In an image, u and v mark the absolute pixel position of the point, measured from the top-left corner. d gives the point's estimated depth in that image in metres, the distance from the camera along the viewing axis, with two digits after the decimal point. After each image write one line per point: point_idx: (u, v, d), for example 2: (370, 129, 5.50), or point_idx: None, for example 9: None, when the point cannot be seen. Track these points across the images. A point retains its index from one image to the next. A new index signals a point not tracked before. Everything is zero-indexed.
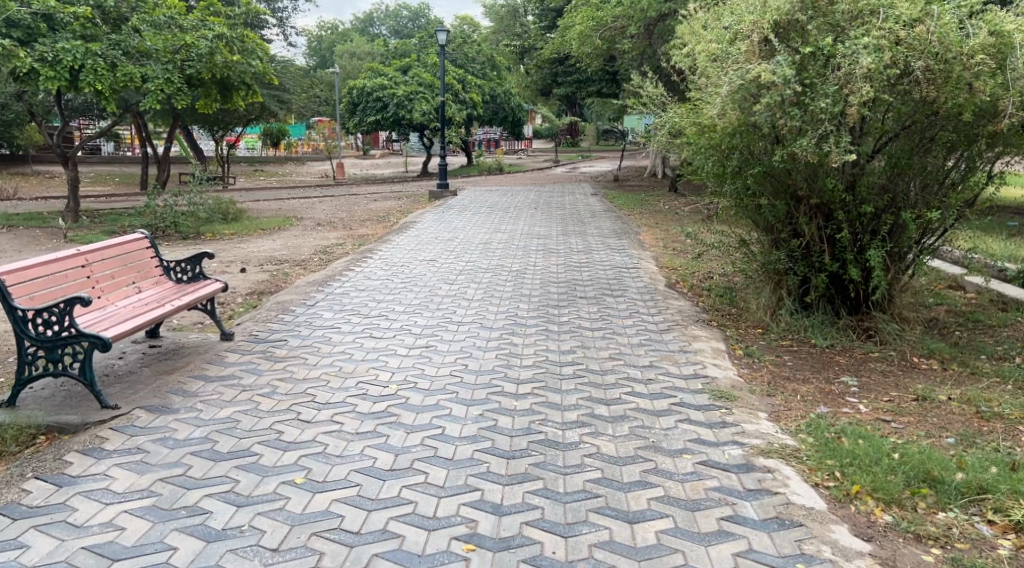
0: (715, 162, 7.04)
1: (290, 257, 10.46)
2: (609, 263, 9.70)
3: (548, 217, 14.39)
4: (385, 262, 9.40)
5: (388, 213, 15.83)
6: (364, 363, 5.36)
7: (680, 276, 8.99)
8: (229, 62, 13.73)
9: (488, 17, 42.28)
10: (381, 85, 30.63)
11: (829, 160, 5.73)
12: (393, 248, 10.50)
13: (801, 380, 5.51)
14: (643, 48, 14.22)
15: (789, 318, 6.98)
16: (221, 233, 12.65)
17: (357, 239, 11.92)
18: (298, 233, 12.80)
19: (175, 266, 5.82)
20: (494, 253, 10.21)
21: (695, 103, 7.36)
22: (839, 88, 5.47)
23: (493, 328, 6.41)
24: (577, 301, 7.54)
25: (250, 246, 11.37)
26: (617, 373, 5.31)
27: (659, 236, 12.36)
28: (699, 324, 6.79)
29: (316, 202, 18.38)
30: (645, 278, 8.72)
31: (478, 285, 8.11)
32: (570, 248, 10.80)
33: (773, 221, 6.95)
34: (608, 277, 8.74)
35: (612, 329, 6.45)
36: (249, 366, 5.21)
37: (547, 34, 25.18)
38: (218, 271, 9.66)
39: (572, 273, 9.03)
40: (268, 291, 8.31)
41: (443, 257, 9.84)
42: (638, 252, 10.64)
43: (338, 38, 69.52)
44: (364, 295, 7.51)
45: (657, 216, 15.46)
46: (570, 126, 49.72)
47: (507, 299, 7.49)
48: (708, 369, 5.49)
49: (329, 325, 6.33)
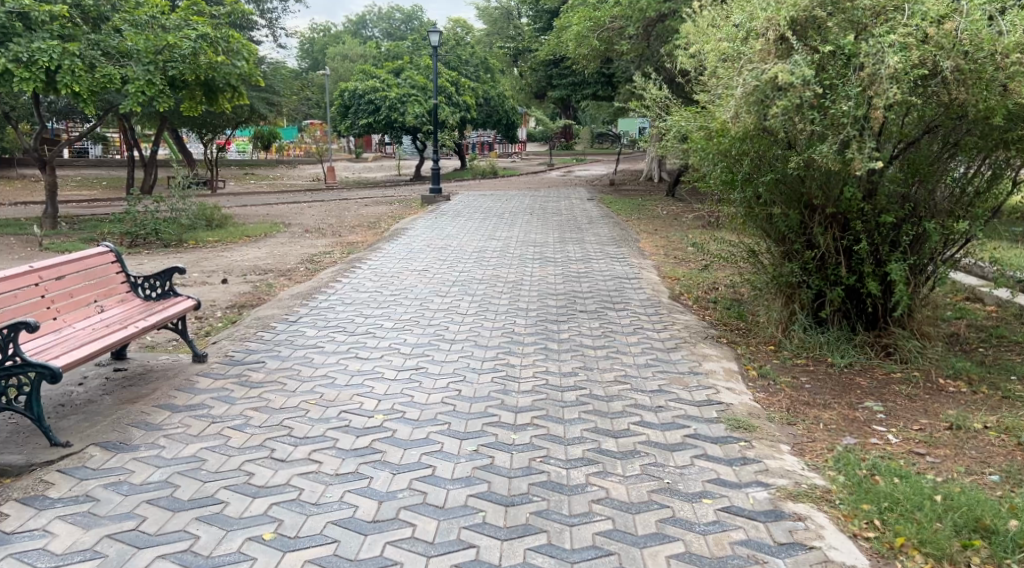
0: (723, 168, 6.62)
1: (275, 267, 10.01)
2: (609, 273, 9.28)
3: (545, 223, 13.96)
4: (374, 273, 8.96)
5: (379, 218, 15.38)
6: (347, 389, 4.91)
7: (684, 288, 8.57)
8: (214, 63, 13.27)
9: (481, 19, 41.84)
10: (373, 87, 30.17)
11: (850, 168, 5.32)
12: (383, 257, 10.06)
13: (822, 405, 5.10)
14: (641, 50, 13.83)
15: (802, 334, 6.57)
16: (205, 241, 12.19)
17: (346, 248, 11.48)
18: (285, 240, 12.34)
19: (144, 282, 5.36)
20: (489, 263, 9.77)
21: (702, 106, 6.95)
22: (862, 90, 5.07)
23: (489, 346, 5.97)
24: (577, 315, 7.10)
25: (234, 255, 10.91)
26: (624, 399, 4.88)
27: (659, 244, 11.93)
28: (708, 341, 6.38)
29: (305, 207, 17.91)
30: (647, 290, 8.31)
31: (472, 298, 7.67)
32: (567, 257, 10.39)
33: (786, 232, 6.54)
34: (609, 289, 8.33)
35: (616, 348, 6.01)
36: (221, 392, 4.76)
37: (542, 35, 24.76)
38: (199, 282, 9.22)
39: (571, 284, 8.60)
40: (249, 304, 7.86)
41: (435, 266, 9.41)
42: (638, 261, 10.23)
43: (331, 40, 68.99)
44: (351, 309, 7.07)
45: (656, 222, 15.04)
46: (564, 129, 49.41)
47: (503, 314, 7.05)
48: (722, 394, 5.07)
49: (312, 345, 5.88)
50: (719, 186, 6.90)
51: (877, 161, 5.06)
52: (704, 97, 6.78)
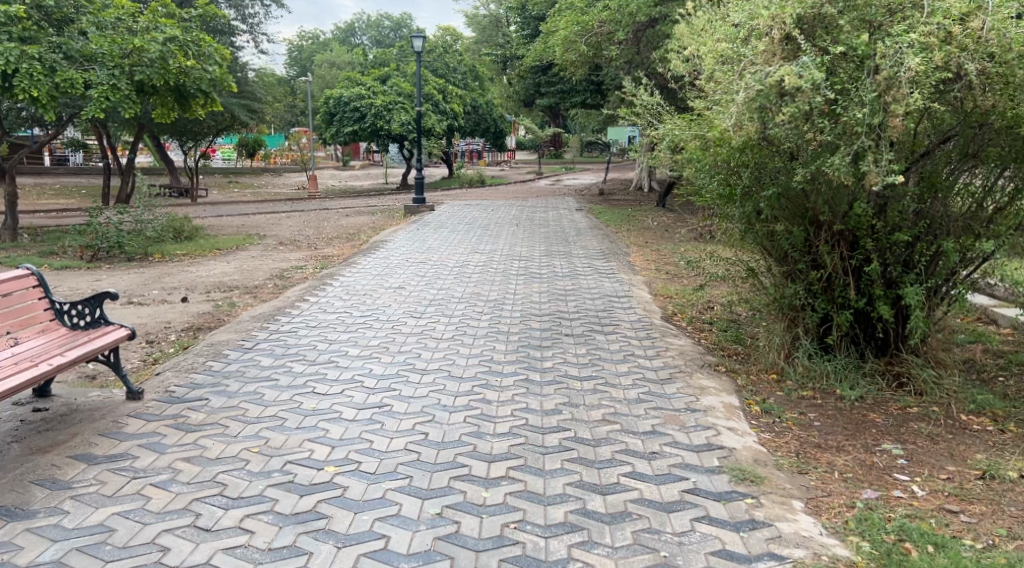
0: (721, 181, 6.08)
1: (240, 283, 9.39)
2: (597, 291, 8.71)
3: (531, 236, 13.39)
4: (346, 291, 8.35)
5: (359, 230, 14.78)
6: (298, 433, 4.32)
7: (677, 308, 8.01)
8: (184, 68, 12.69)
9: (470, 26, 41.35)
10: (358, 94, 29.58)
11: (863, 183, 4.79)
12: (358, 274, 9.47)
13: (836, 448, 4.53)
14: (631, 56, 13.35)
15: (807, 362, 6.01)
16: (172, 255, 11.56)
17: (320, 262, 10.88)
18: (257, 254, 11.72)
19: (70, 309, 4.75)
20: (470, 279, 9.19)
21: (697, 113, 6.40)
22: (878, 96, 4.52)
23: (463, 378, 5.38)
24: (562, 339, 6.53)
25: (199, 270, 10.28)
26: (613, 444, 4.30)
27: (650, 259, 11.37)
28: (704, 369, 5.83)
29: (283, 217, 17.29)
30: (638, 310, 7.76)
31: (448, 320, 7.08)
32: (554, 273, 9.82)
33: (790, 250, 6.00)
34: (597, 309, 7.77)
35: (604, 380, 5.43)
36: (151, 438, 4.15)
37: (530, 42, 24.26)
38: (157, 300, 8.58)
39: (557, 302, 8.02)
40: (206, 327, 7.23)
41: (412, 284, 8.83)
42: (628, 277, 9.69)
43: (319, 47, 68.35)
44: (314, 334, 6.46)
45: (646, 234, 14.53)
46: (553, 138, 49.05)
47: (480, 339, 6.47)
48: (723, 436, 4.50)
49: (265, 377, 5.27)
50: (716, 201, 6.34)
51: (895, 175, 4.51)
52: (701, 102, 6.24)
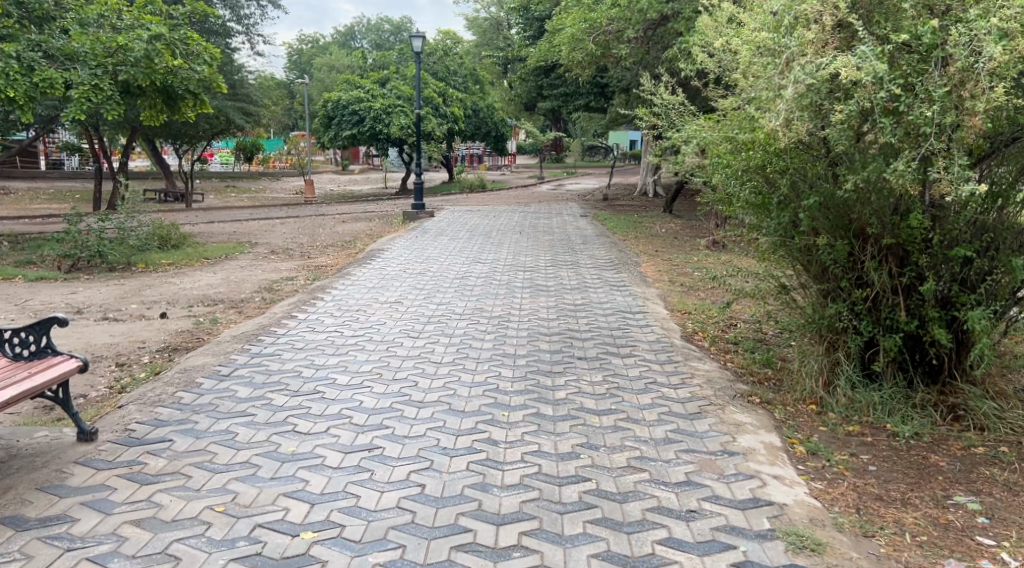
0: (755, 188, 5.46)
1: (226, 297, 8.75)
2: (609, 305, 8.09)
3: (535, 244, 12.77)
4: (337, 306, 7.72)
5: (355, 237, 14.16)
6: (273, 485, 3.68)
7: (697, 326, 7.37)
8: (171, 68, 12.04)
9: (471, 29, 40.79)
10: (357, 97, 28.98)
11: (926, 194, 4.18)
12: (352, 285, 8.85)
13: (901, 501, 3.89)
14: (641, 55, 12.76)
15: (850, 392, 5.36)
16: (157, 264, 10.93)
17: (313, 272, 10.26)
18: (247, 264, 11.10)
19: (12, 337, 4.12)
20: (472, 292, 8.56)
21: (727, 113, 5.77)
22: (948, 92, 3.91)
23: (466, 413, 4.74)
24: (575, 363, 5.89)
25: (184, 281, 9.66)
26: (642, 499, 3.67)
27: (662, 269, 10.75)
28: (736, 400, 5.20)
29: (277, 224, 16.69)
30: (655, 327, 7.14)
31: (448, 340, 6.45)
32: (561, 285, 9.21)
33: (831, 266, 5.37)
34: (610, 326, 7.15)
35: (626, 415, 4.79)
36: (98, 493, 3.51)
37: (533, 43, 23.68)
38: (134, 316, 7.93)
39: (566, 319, 7.41)
40: (183, 348, 6.59)
41: (410, 297, 8.21)
42: (641, 289, 9.08)
43: (319, 49, 67.79)
44: (300, 358, 5.82)
45: (655, 242, 13.93)
46: (555, 142, 48.53)
47: (484, 362, 5.84)
48: (770, 487, 3.88)
49: (240, 413, 4.63)
50: (748, 212, 5.72)
51: (970, 185, 3.89)
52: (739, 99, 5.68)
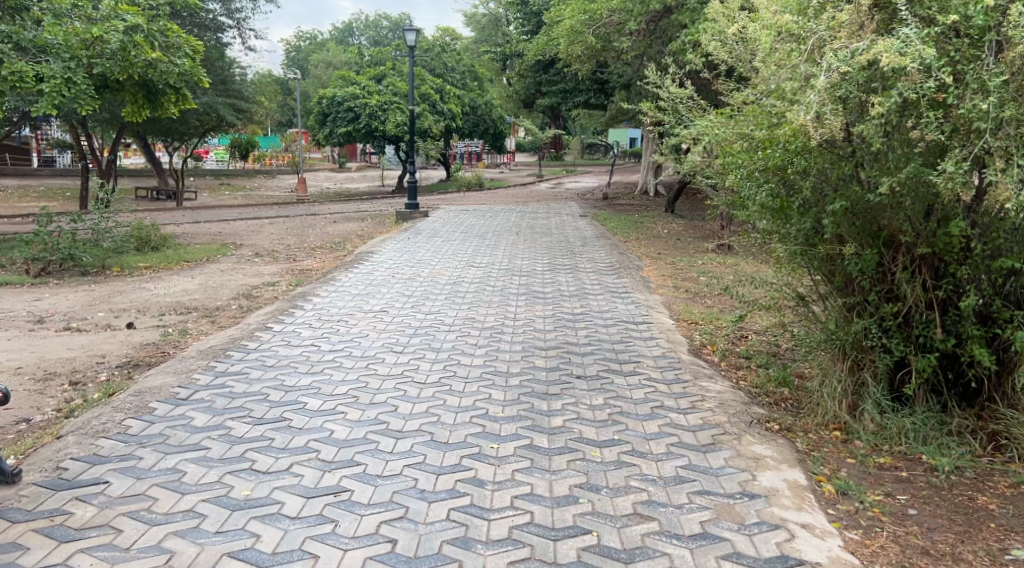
0: (772, 190, 4.91)
1: (200, 305, 8.19)
2: (610, 315, 7.55)
3: (532, 246, 12.23)
4: (317, 316, 7.17)
5: (345, 238, 13.61)
6: (217, 542, 3.15)
7: (706, 339, 6.83)
8: (150, 61, 11.48)
9: (469, 25, 40.23)
10: (352, 94, 28.42)
11: (977, 199, 3.64)
12: (335, 292, 8.31)
13: (950, 557, 3.35)
14: (643, 49, 12.19)
15: (878, 417, 4.82)
16: (133, 267, 10.37)
17: (297, 277, 9.71)
18: (228, 268, 10.54)
19: None
20: (463, 300, 8.02)
21: (742, 108, 5.21)
22: (1007, 81, 3.36)
23: (449, 446, 4.19)
24: (573, 384, 5.34)
25: (159, 287, 9.10)
26: (652, 559, 3.13)
27: (666, 274, 10.22)
28: (753, 428, 4.65)
29: (266, 224, 16.14)
30: (660, 340, 6.60)
31: (433, 357, 5.90)
32: (559, 291, 8.67)
33: (857, 277, 4.82)
34: (611, 338, 6.60)
35: (631, 447, 4.25)
36: (7, 556, 2.99)
37: (531, 38, 23.14)
38: (99, 326, 7.37)
39: (564, 330, 6.87)
40: (145, 365, 6.03)
41: (397, 305, 7.68)
42: (644, 296, 8.53)
43: (317, 46, 67.20)
44: (268, 378, 5.27)
45: (657, 243, 13.39)
46: (554, 140, 47.97)
47: (472, 383, 5.29)
48: (800, 540, 3.34)
49: (192, 447, 4.08)
50: (764, 218, 5.18)
51: None
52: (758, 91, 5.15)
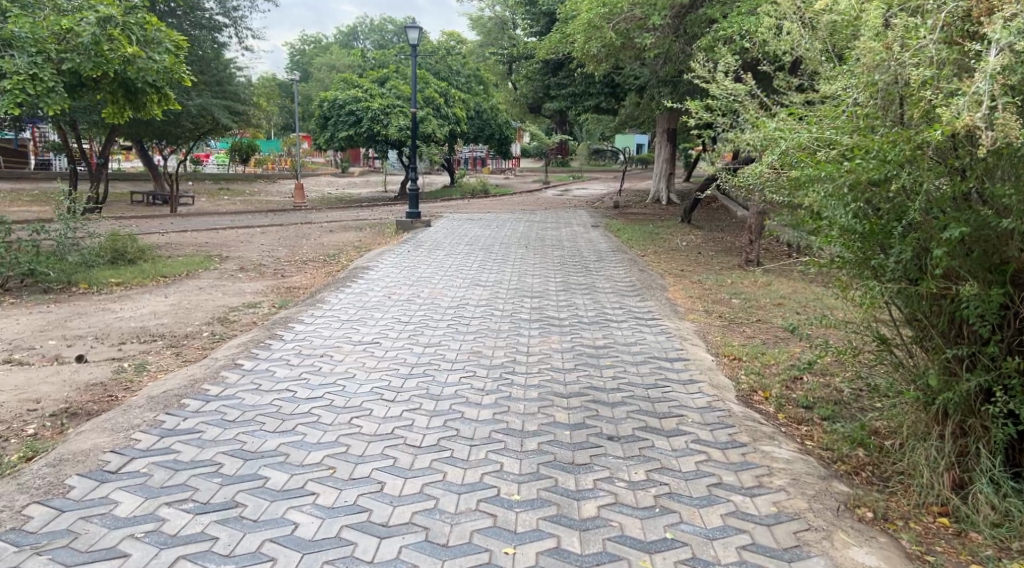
0: (857, 209, 3.91)
1: (167, 332, 7.14)
2: (639, 348, 6.49)
3: (542, 261, 11.19)
4: (297, 349, 6.12)
5: (341, 250, 12.60)
6: None
7: (755, 382, 5.77)
8: (126, 56, 10.41)
9: (474, 29, 39.26)
10: (355, 97, 27.44)
11: None
12: (322, 317, 7.27)
13: None
14: (667, 46, 11.16)
15: (998, 502, 3.77)
16: (102, 284, 9.32)
17: (283, 297, 8.69)
18: (208, 285, 9.49)
19: None
20: (467, 329, 6.96)
21: (825, 110, 4.19)
22: None
23: (451, 552, 3.18)
24: (606, 449, 4.29)
25: (126, 309, 8.07)
26: None
27: (693, 295, 9.20)
28: (841, 518, 3.62)
29: (257, 233, 15.11)
30: (703, 384, 5.54)
31: (431, 407, 4.86)
32: (577, 317, 7.62)
33: (973, 323, 3.78)
34: (645, 381, 5.56)
35: (690, 554, 3.24)
36: None
37: (540, 39, 22.20)
38: (46, 358, 6.34)
39: (586, 369, 5.83)
40: (85, 414, 4.99)
41: (391, 335, 6.64)
42: (673, 324, 7.50)
43: (320, 50, 66.31)
44: (226, 438, 4.25)
45: (679, 258, 12.39)
46: (561, 147, 47.06)
47: (478, 447, 4.25)
48: None
49: (106, 554, 3.07)
50: (845, 246, 4.15)
51: None
52: (846, 85, 4.15)
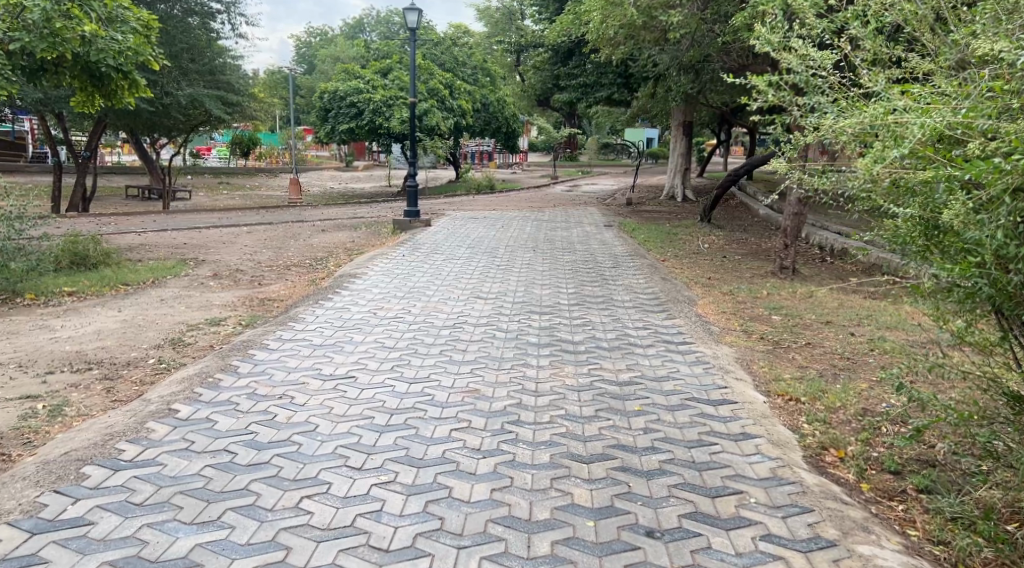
0: (1010, 226, 2.79)
1: (107, 358, 5.99)
2: (673, 386, 5.26)
3: (552, 268, 9.95)
4: (252, 387, 4.95)
5: (330, 253, 11.43)
6: None
7: (821, 434, 4.61)
8: (85, 36, 9.26)
9: (482, 19, 38.00)
10: (356, 88, 26.23)
11: None
12: (291, 341, 6.10)
13: None
14: (695, 26, 9.95)
15: None
16: (51, 293, 8.19)
17: (254, 312, 7.55)
18: (171, 296, 8.29)
19: None
20: (462, 358, 5.75)
21: (966, 90, 3.01)
22: None
23: None
24: (645, 553, 3.15)
25: (67, 327, 6.93)
26: None
27: (727, 309, 8.06)
28: None
29: (244, 233, 13.95)
30: (760, 440, 4.38)
31: (409, 481, 3.69)
32: (596, 340, 6.44)
33: None
34: (686, 434, 4.40)
35: None
36: None
37: (548, 26, 20.99)
38: None
39: (611, 415, 4.67)
40: None
41: (372, 366, 5.47)
42: (708, 349, 6.34)
43: (325, 41, 64.96)
44: (118, 538, 3.11)
45: (703, 262, 11.27)
46: (570, 141, 45.58)
47: (469, 553, 3.10)
48: None
49: None
50: (984, 275, 2.98)
51: None
52: (993, 53, 2.99)
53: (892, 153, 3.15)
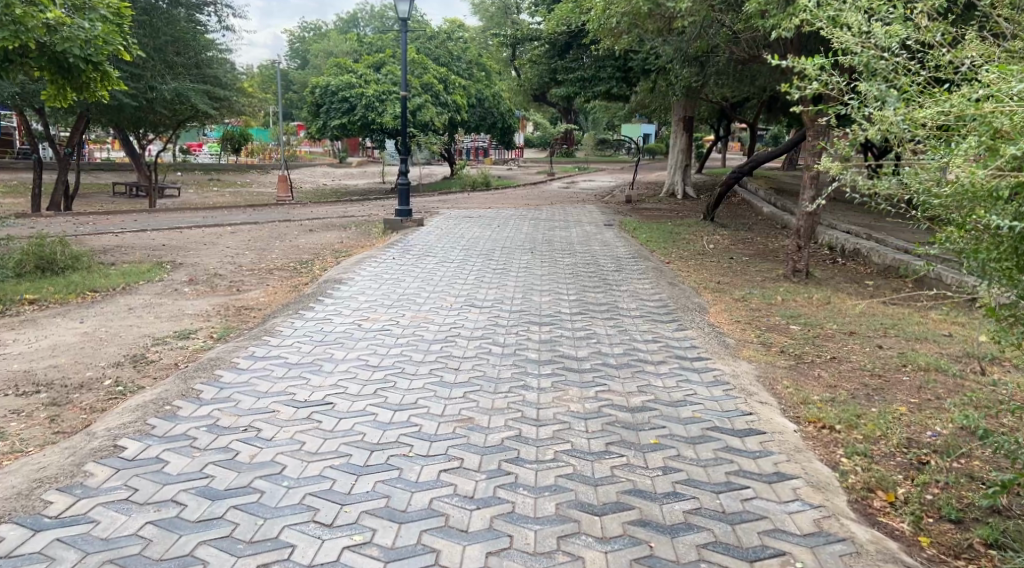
0: None
1: (58, 378, 5.38)
2: (691, 414, 4.66)
3: (552, 272, 9.35)
4: (214, 417, 4.36)
5: (316, 255, 10.81)
6: None
7: (864, 471, 4.02)
8: (49, 23, 8.63)
9: (477, 13, 37.32)
10: (347, 82, 25.55)
11: None
12: (265, 359, 5.48)
13: None
14: (705, 13, 9.26)
15: None
16: (10, 302, 7.55)
17: (228, 322, 6.93)
18: (140, 305, 7.67)
19: None
20: (454, 379, 5.13)
21: None
22: None
23: None
24: None
25: (20, 341, 6.30)
26: None
27: (740, 317, 7.48)
28: None
29: (228, 233, 13.30)
30: (796, 482, 3.78)
31: (388, 543, 3.10)
32: (602, 355, 5.83)
33: None
34: (712, 475, 3.80)
35: None
36: None
37: (544, 18, 20.31)
38: None
39: (624, 450, 4.07)
40: None
41: (353, 390, 4.86)
42: (724, 365, 5.75)
43: (319, 36, 64.12)
44: None
45: (709, 264, 10.70)
46: (568, 137, 44.97)
47: None
48: None
49: None
50: None
51: None
52: None
53: (995, 157, 2.56)
